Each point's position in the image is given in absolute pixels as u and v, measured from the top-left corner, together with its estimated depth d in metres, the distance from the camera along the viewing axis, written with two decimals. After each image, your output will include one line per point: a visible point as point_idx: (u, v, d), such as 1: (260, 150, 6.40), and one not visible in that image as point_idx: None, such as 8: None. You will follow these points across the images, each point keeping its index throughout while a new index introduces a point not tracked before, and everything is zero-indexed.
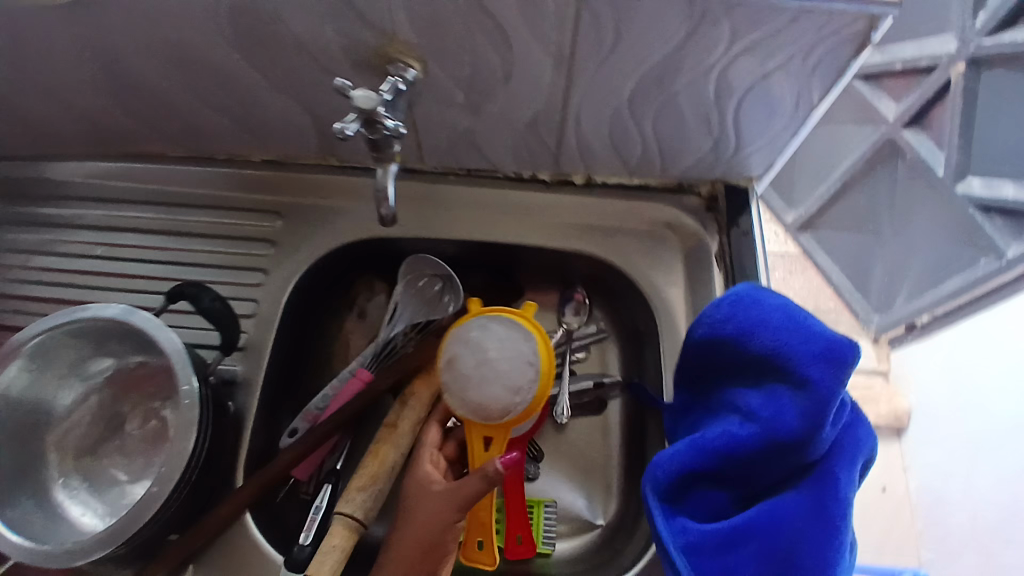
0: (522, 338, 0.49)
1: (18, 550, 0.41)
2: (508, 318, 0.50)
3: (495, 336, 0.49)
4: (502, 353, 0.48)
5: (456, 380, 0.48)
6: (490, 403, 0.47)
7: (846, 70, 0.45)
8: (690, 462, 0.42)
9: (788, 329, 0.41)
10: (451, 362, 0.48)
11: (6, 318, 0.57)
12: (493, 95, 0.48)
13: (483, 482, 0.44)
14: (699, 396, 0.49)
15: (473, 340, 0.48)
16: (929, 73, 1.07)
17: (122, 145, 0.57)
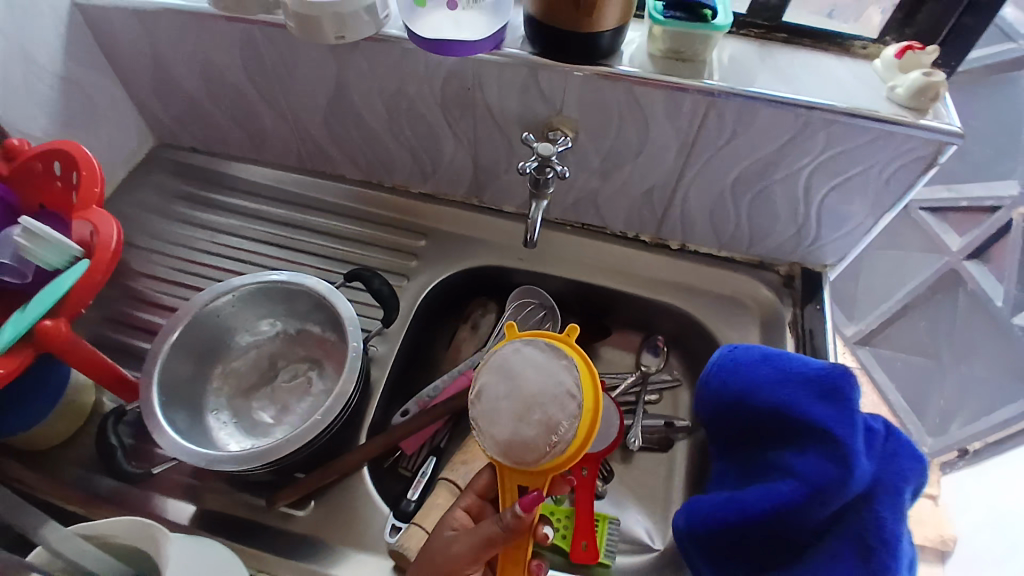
0: (561, 368, 0.46)
1: (181, 447, 0.49)
2: (544, 343, 0.48)
3: (533, 363, 0.46)
4: (540, 384, 0.45)
5: (488, 412, 0.45)
6: (522, 438, 0.44)
7: (915, 184, 0.55)
8: (727, 518, 0.47)
9: (782, 382, 0.48)
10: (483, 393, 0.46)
11: (188, 279, 0.69)
12: (622, 165, 0.60)
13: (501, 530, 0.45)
14: (732, 460, 0.53)
15: (505, 365, 0.46)
16: (993, 212, 1.10)
17: (315, 164, 0.73)
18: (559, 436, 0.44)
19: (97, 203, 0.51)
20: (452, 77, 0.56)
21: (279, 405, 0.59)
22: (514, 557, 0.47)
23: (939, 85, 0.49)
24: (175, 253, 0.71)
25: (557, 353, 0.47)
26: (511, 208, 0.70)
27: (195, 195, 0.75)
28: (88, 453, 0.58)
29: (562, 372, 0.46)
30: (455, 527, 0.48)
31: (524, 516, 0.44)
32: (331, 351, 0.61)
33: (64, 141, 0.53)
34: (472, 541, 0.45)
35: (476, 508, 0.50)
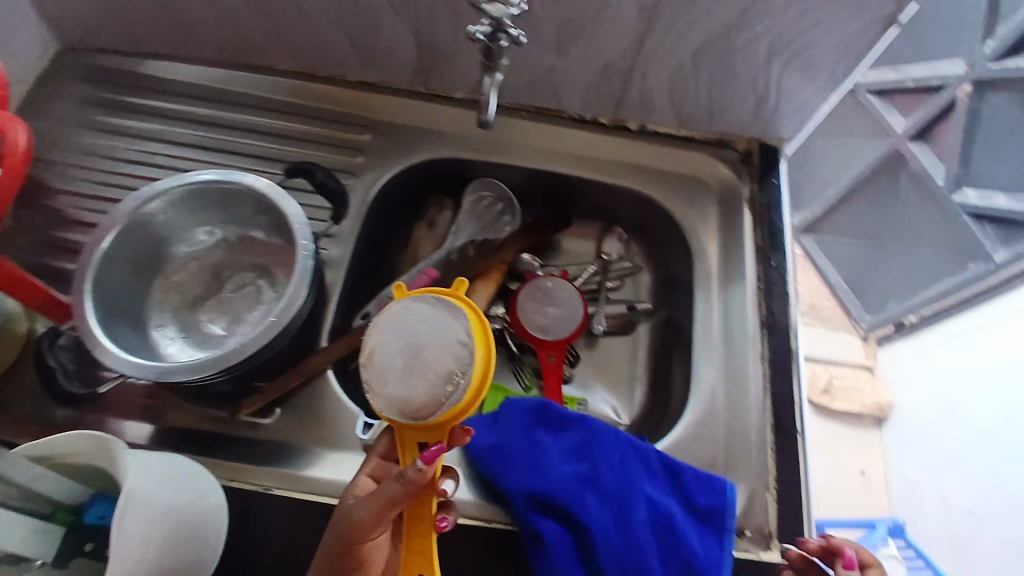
0: (453, 319, 0.42)
1: (127, 361, 0.45)
2: (434, 296, 0.43)
3: (424, 318, 0.42)
4: (430, 336, 0.41)
5: (379, 374, 0.40)
6: (419, 398, 0.40)
7: (877, 44, 0.53)
8: (557, 495, 0.48)
9: (683, 472, 0.50)
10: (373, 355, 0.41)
11: (114, 193, 0.63)
12: (578, 37, 0.56)
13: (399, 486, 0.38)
14: (621, 461, 0.51)
15: (397, 323, 0.41)
16: (937, 92, 1.13)
17: (236, 52, 0.65)
18: (454, 390, 0.40)
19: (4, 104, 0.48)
20: None
21: (230, 317, 0.56)
22: (422, 514, 0.42)
23: None
24: (94, 165, 0.64)
25: (446, 304, 0.43)
26: (461, 93, 0.65)
27: (105, 98, 0.67)
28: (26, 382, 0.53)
29: (454, 324, 0.42)
30: (358, 495, 0.43)
31: (427, 469, 0.39)
32: (279, 257, 0.57)
33: None
34: (376, 505, 0.39)
35: (384, 472, 0.45)
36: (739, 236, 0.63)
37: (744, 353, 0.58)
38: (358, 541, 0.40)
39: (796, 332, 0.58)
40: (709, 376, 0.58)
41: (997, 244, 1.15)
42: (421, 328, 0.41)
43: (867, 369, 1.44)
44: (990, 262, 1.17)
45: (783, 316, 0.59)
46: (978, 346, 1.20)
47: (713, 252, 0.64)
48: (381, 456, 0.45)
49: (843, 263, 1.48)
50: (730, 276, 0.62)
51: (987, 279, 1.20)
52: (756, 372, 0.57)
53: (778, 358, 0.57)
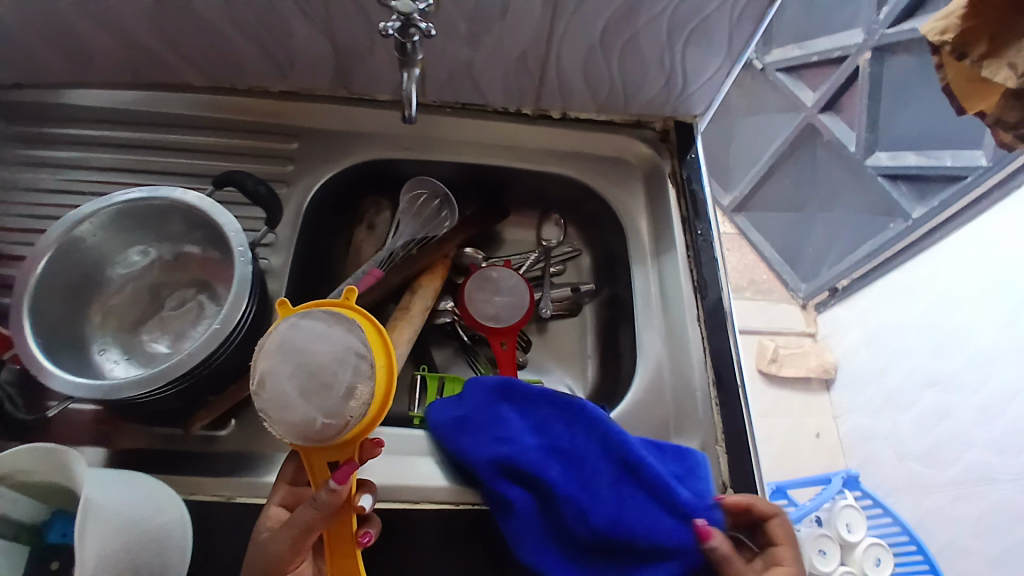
0: (346, 333, 0.41)
1: (75, 386, 0.44)
2: (321, 310, 0.41)
3: (314, 334, 0.40)
4: (320, 353, 0.39)
5: (273, 400, 0.38)
6: (324, 419, 0.38)
7: (766, 15, 0.57)
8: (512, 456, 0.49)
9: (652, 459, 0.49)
10: (264, 381, 0.38)
11: (42, 224, 0.61)
12: (490, 29, 0.58)
13: (315, 510, 0.38)
14: (595, 437, 0.50)
15: (284, 345, 0.39)
16: (841, 63, 1.21)
17: (149, 72, 0.64)
18: (358, 406, 0.39)
19: None
20: None
21: (173, 335, 0.55)
22: (342, 534, 0.42)
23: None
24: (18, 199, 0.63)
25: (337, 318, 0.41)
26: (385, 95, 0.66)
27: (20, 131, 0.65)
28: None
29: (351, 338, 0.40)
30: (271, 528, 0.42)
31: (340, 488, 0.38)
32: (217, 271, 0.57)
33: None
34: (291, 535, 0.39)
35: (296, 499, 0.44)
36: (665, 207, 0.66)
37: (682, 317, 0.61)
38: (278, 574, 0.39)
39: (728, 293, 0.61)
40: (652, 346, 0.61)
41: (913, 201, 1.22)
42: (312, 346, 0.39)
43: (809, 335, 1.53)
44: (908, 220, 1.23)
45: (711, 278, 0.62)
46: (904, 296, 1.29)
47: (644, 225, 0.67)
48: (290, 483, 0.45)
49: (773, 233, 1.58)
50: (663, 247, 0.65)
51: (909, 237, 1.26)
52: (695, 335, 0.60)
53: (714, 317, 0.60)
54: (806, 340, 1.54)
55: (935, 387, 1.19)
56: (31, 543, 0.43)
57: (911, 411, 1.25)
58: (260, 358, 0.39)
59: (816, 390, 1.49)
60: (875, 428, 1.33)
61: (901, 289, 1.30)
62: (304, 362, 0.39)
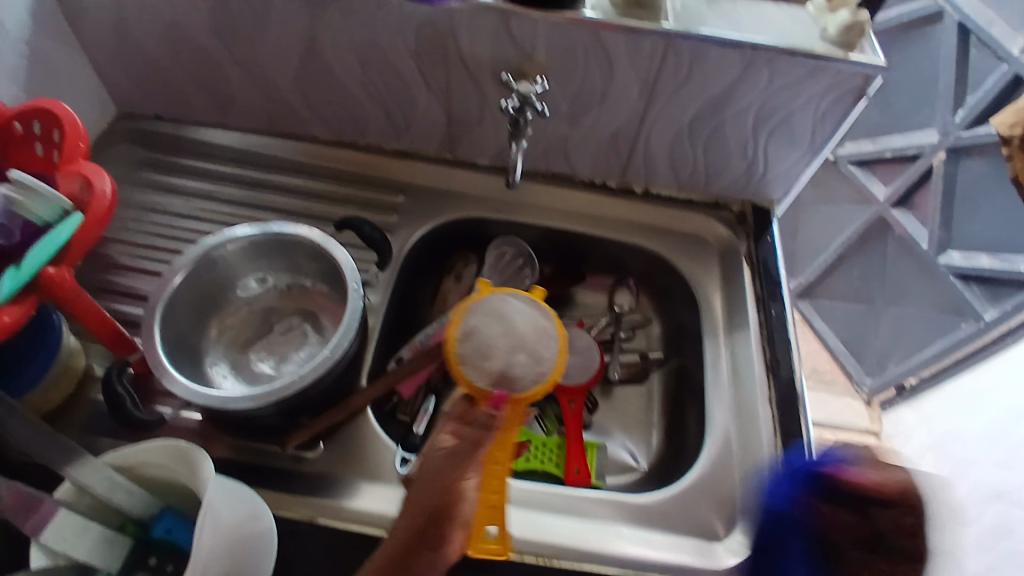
0: (502, 311, 0.54)
1: (196, 394, 0.48)
2: (473, 304, 0.54)
3: (518, 310, 0.54)
4: (495, 336, 0.52)
5: (477, 351, 0.51)
6: (514, 371, 0.50)
7: (849, 115, 0.61)
8: None
9: None
10: (472, 328, 0.53)
11: (166, 244, 0.68)
12: (589, 110, 0.64)
13: (487, 431, 0.46)
14: None
15: (467, 329, 0.53)
16: (914, 160, 1.24)
17: (284, 124, 0.73)
18: (532, 375, 0.51)
19: (85, 157, 0.51)
20: (427, 26, 0.58)
21: (278, 356, 0.60)
22: (503, 457, 0.47)
23: (864, 24, 0.55)
24: (150, 219, 0.69)
25: (495, 301, 0.54)
26: (485, 160, 0.73)
27: (163, 161, 0.74)
28: (88, 415, 0.58)
29: (539, 318, 0.55)
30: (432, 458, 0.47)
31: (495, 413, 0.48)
32: (324, 303, 0.62)
33: (45, 100, 0.53)
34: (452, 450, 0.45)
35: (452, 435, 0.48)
36: (740, 287, 0.69)
37: (752, 394, 0.62)
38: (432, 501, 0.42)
39: (800, 376, 0.62)
40: (721, 417, 0.62)
41: (987, 303, 1.19)
42: (518, 319, 0.53)
43: (873, 434, 1.50)
44: (980, 322, 1.20)
45: (784, 356, 0.63)
46: (975, 407, 1.21)
47: (718, 303, 0.69)
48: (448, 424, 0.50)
49: (839, 324, 1.56)
50: (735, 323, 0.67)
51: (982, 338, 1.21)
52: (766, 414, 0.60)
53: (785, 399, 0.61)
54: (869, 438, 1.50)
55: (1002, 500, 1.05)
56: (136, 535, 0.46)
57: None
58: (467, 321, 0.53)
59: None
60: None
61: (970, 394, 1.24)
62: (511, 333, 0.53)
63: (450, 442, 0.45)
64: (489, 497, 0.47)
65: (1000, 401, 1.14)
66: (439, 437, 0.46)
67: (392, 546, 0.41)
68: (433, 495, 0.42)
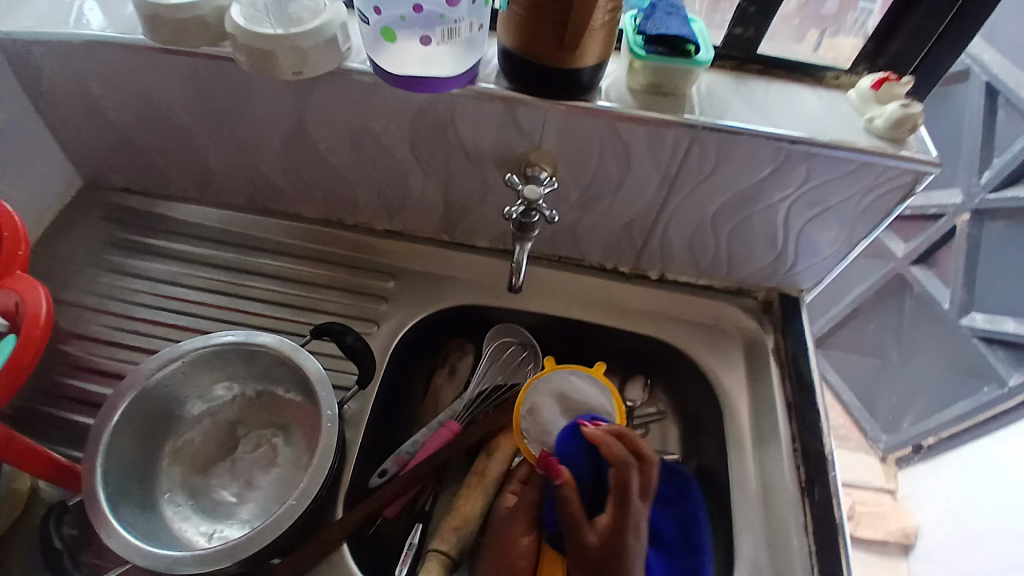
0: (594, 389, 0.57)
1: (136, 552, 0.43)
2: (565, 372, 0.58)
3: (580, 388, 0.57)
4: (586, 411, 0.56)
5: (547, 422, 0.55)
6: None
7: (893, 211, 0.55)
8: None
9: None
10: (535, 408, 0.55)
11: (129, 339, 0.62)
12: (602, 198, 0.58)
13: (537, 491, 0.52)
14: None
15: (546, 393, 0.57)
16: (936, 219, 1.17)
17: (267, 201, 0.67)
18: None
19: (24, 265, 0.45)
20: (424, 112, 0.52)
21: (242, 481, 0.53)
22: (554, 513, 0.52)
23: (916, 116, 0.49)
24: (110, 309, 0.64)
25: (581, 376, 0.58)
26: (485, 242, 0.66)
27: (130, 241, 0.68)
28: (30, 547, 0.50)
29: (598, 396, 0.57)
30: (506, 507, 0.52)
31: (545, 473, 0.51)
32: (298, 414, 0.55)
33: None
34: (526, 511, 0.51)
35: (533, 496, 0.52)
36: (767, 389, 0.62)
37: (786, 522, 0.55)
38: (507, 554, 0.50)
39: (841, 498, 0.55)
40: (748, 544, 0.56)
41: (1010, 368, 1.13)
42: (580, 396, 0.56)
43: (889, 492, 1.43)
44: (1004, 387, 1.14)
45: (822, 475, 0.56)
46: (992, 478, 1.14)
47: (743, 408, 0.63)
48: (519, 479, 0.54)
49: (853, 378, 1.48)
50: (765, 433, 0.60)
51: (1004, 404, 1.15)
52: (802, 546, 0.53)
53: (822, 526, 0.54)
54: (884, 498, 1.43)
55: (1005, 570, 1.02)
56: None
57: None
58: (527, 401, 0.56)
59: (893, 557, 1.35)
60: None
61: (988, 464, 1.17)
62: (572, 415, 0.56)
63: (515, 500, 0.52)
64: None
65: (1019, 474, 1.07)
66: (504, 496, 0.53)
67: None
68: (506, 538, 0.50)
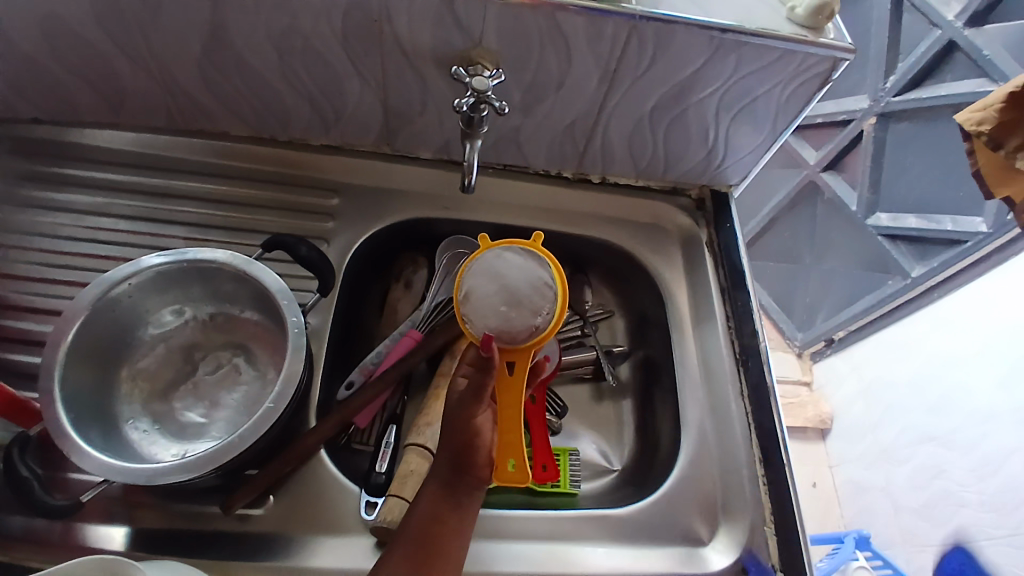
0: (536, 267, 0.48)
1: (112, 469, 0.42)
2: (518, 247, 0.48)
3: (514, 267, 0.48)
4: (519, 281, 0.46)
5: (481, 308, 0.46)
6: (511, 326, 0.46)
7: (811, 100, 0.59)
8: None
9: None
10: (472, 293, 0.46)
11: (61, 274, 0.58)
12: (543, 98, 0.59)
13: (488, 373, 0.45)
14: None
15: (488, 269, 0.47)
16: (844, 126, 1.26)
17: (190, 121, 0.63)
18: (544, 318, 0.46)
19: None
20: (356, 7, 0.49)
21: (208, 403, 0.52)
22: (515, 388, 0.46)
23: (834, 4, 0.52)
24: (35, 246, 0.59)
25: (529, 255, 0.49)
26: (428, 154, 0.66)
27: (42, 172, 0.62)
28: None
29: (535, 271, 0.48)
30: (459, 389, 0.45)
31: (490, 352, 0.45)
32: (257, 333, 0.55)
33: None
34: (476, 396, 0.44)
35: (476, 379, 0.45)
36: (704, 277, 0.67)
37: (725, 390, 0.61)
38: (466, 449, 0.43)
39: (770, 366, 0.61)
40: (693, 415, 0.60)
41: (913, 262, 1.24)
42: (512, 272, 0.47)
43: (807, 383, 1.59)
44: (907, 278, 1.26)
45: (754, 348, 0.62)
46: (905, 355, 1.28)
47: (683, 298, 0.67)
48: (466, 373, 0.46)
49: (772, 284, 1.62)
50: (703, 316, 0.65)
51: (908, 292, 1.27)
52: (739, 410, 0.60)
53: (757, 391, 0.60)
54: (803, 389, 1.59)
55: (932, 443, 1.18)
56: None
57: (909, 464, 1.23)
58: (466, 282, 0.47)
59: (813, 440, 1.52)
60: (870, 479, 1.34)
61: (895, 347, 1.32)
62: (508, 298, 0.46)
63: (468, 382, 0.45)
64: (511, 444, 0.46)
65: (929, 351, 1.21)
66: (455, 381, 0.46)
67: (439, 483, 0.43)
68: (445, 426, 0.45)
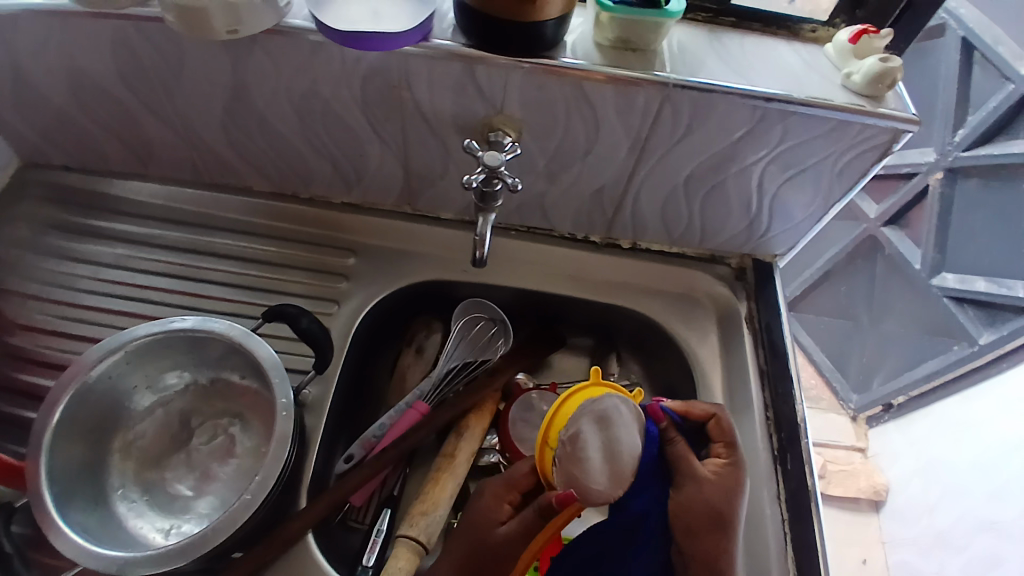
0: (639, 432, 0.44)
1: (87, 553, 0.40)
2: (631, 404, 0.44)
3: (626, 425, 0.43)
4: (628, 447, 0.42)
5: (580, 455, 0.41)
6: (599, 493, 0.41)
7: (869, 172, 0.53)
8: None
9: None
10: (581, 441, 0.41)
11: (74, 327, 0.58)
12: (569, 165, 0.55)
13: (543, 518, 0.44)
14: None
15: (603, 417, 0.42)
16: (909, 179, 1.16)
17: (213, 176, 0.62)
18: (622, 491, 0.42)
19: None
20: (375, 74, 0.48)
21: (198, 474, 0.50)
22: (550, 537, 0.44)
23: (895, 72, 0.47)
24: (54, 297, 0.59)
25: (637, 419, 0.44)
26: (450, 214, 0.63)
27: (71, 222, 0.63)
28: None
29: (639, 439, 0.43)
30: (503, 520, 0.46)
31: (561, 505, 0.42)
32: (254, 402, 0.53)
33: None
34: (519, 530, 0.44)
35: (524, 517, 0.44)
36: (741, 358, 0.61)
37: (759, 492, 0.54)
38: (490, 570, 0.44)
39: (813, 468, 0.55)
40: None
41: (981, 327, 1.15)
42: (625, 440, 0.42)
43: (860, 451, 1.46)
44: (974, 346, 1.16)
45: (795, 446, 0.56)
46: (968, 431, 1.18)
47: (717, 379, 0.61)
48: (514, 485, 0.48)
49: (823, 339, 1.51)
50: (739, 404, 0.59)
51: (976, 360, 1.18)
52: (774, 515, 0.53)
53: (796, 497, 0.53)
54: (855, 456, 1.46)
55: (993, 529, 1.06)
56: None
57: (966, 552, 1.11)
58: (574, 423, 0.42)
59: (863, 513, 1.39)
60: (925, 562, 1.21)
61: (957, 422, 1.22)
62: (612, 463, 0.41)
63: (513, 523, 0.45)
64: None
65: (992, 429, 1.12)
66: (500, 508, 0.46)
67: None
68: (488, 547, 0.44)
